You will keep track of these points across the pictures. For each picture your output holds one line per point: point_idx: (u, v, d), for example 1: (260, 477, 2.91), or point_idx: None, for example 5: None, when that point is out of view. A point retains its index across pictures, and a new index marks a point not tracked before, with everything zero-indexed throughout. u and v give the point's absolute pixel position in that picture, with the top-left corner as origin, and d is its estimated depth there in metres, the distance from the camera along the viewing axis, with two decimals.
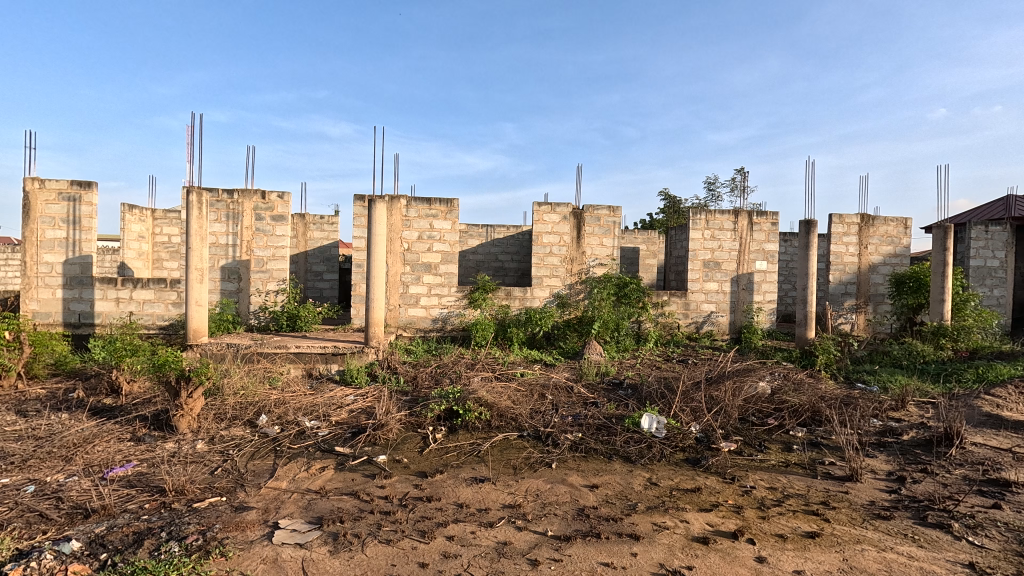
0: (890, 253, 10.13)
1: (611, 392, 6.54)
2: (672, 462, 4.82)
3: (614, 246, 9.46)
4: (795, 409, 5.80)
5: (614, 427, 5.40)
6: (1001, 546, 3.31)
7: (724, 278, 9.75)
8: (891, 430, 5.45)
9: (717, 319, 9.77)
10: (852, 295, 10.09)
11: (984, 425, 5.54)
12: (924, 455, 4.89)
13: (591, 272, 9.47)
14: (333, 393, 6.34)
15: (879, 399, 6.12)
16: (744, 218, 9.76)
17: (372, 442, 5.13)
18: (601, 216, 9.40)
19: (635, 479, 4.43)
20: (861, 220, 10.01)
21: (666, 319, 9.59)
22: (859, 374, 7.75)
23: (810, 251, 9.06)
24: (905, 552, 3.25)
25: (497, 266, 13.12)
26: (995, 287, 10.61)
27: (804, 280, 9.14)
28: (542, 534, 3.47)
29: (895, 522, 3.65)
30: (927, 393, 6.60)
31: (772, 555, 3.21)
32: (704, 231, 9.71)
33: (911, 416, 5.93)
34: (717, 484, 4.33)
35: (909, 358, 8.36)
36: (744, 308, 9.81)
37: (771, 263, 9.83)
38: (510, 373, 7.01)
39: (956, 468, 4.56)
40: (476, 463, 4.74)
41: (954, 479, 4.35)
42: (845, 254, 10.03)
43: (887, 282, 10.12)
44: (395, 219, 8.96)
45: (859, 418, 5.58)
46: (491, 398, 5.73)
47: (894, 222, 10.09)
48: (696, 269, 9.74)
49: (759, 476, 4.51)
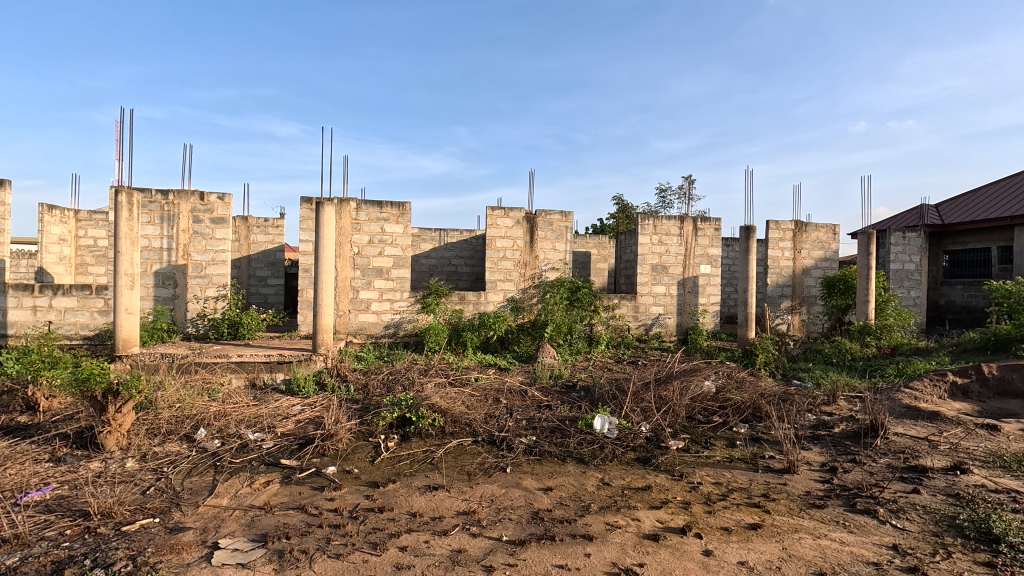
0: (821, 258, 10.82)
1: (564, 395, 6.64)
2: (624, 462, 4.93)
3: (567, 251, 9.62)
4: (737, 406, 6.08)
5: (568, 429, 5.48)
6: (919, 527, 3.58)
7: (671, 281, 10.11)
8: (824, 423, 5.82)
9: (664, 321, 10.11)
10: (788, 296, 10.67)
11: (904, 416, 6.02)
12: (853, 446, 5.24)
13: (544, 276, 9.58)
14: (279, 403, 6.07)
15: (813, 395, 6.50)
16: (690, 224, 10.16)
17: (320, 453, 4.96)
18: (553, 220, 9.54)
19: (588, 480, 4.50)
20: (795, 225, 10.65)
21: (617, 322, 9.84)
22: (796, 372, 8.22)
23: (749, 256, 9.54)
24: (837, 538, 3.46)
25: (450, 270, 13.04)
26: (912, 288, 11.54)
27: (745, 283, 9.59)
28: (497, 539, 3.45)
29: (828, 510, 3.88)
30: (855, 388, 7.08)
31: (719, 548, 3.33)
32: (652, 236, 10.03)
33: (841, 409, 6.34)
34: (667, 482, 4.47)
35: (838, 355, 8.96)
36: (690, 310, 10.19)
37: (714, 267, 10.27)
38: (464, 378, 6.97)
39: (881, 457, 4.91)
40: (429, 470, 4.67)
41: (879, 468, 4.68)
42: (781, 258, 10.61)
43: (818, 284, 10.78)
44: (345, 223, 8.73)
45: (795, 413, 5.90)
46: (445, 404, 5.66)
47: (824, 229, 10.79)
48: (645, 272, 10.04)
49: (706, 472, 4.68)
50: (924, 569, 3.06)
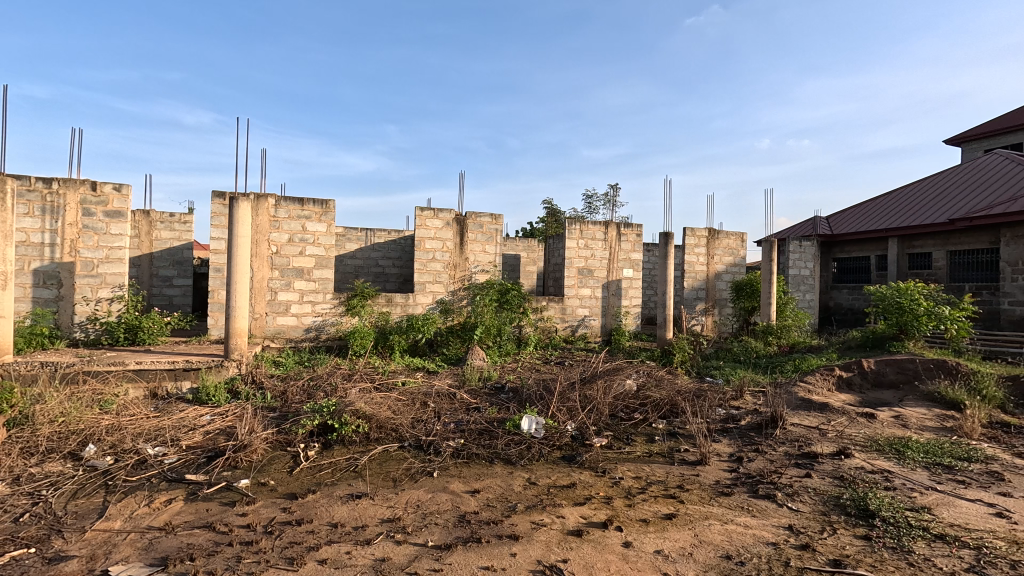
0: (731, 263, 11.68)
1: (493, 397, 6.67)
2: (550, 461, 5.03)
3: (496, 253, 9.68)
4: (656, 403, 6.41)
5: (496, 431, 5.51)
6: (811, 508, 3.96)
7: (596, 284, 10.48)
8: (732, 417, 6.29)
9: (590, 323, 10.45)
10: (702, 299, 11.41)
11: (800, 408, 6.64)
12: (757, 436, 5.70)
13: (473, 278, 9.57)
14: (184, 413, 5.60)
15: (723, 391, 7.00)
16: (614, 229, 10.59)
17: (232, 466, 4.63)
18: (483, 223, 9.57)
19: (515, 480, 4.54)
20: (708, 233, 11.42)
21: (545, 324, 10.04)
22: (708, 369, 8.80)
23: (668, 261, 10.10)
24: (742, 522, 3.74)
25: (377, 271, 12.68)
26: (807, 292, 12.75)
27: (663, 286, 10.14)
28: (422, 545, 3.39)
29: (734, 497, 4.19)
30: (759, 383, 7.71)
31: (637, 539, 3.49)
32: (578, 240, 10.35)
33: (746, 403, 6.88)
34: (590, 478, 4.61)
35: (745, 353, 9.70)
36: (614, 312, 10.60)
37: (636, 270, 10.77)
38: (390, 382, 6.79)
39: (780, 446, 5.39)
40: (353, 478, 4.50)
41: (778, 456, 5.12)
42: (696, 264, 11.33)
43: (728, 288, 11.63)
44: (262, 220, 8.24)
45: (707, 408, 6.33)
46: (370, 410, 5.49)
47: (734, 237, 11.66)
48: (572, 275, 10.33)
49: (627, 467, 4.89)
50: (814, 545, 3.38)
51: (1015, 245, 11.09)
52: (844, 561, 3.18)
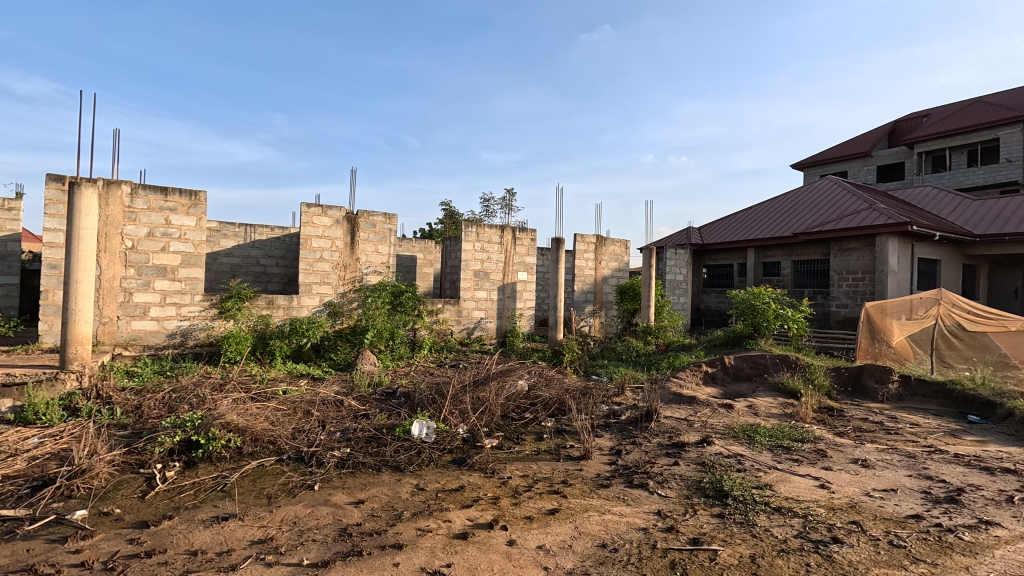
0: (617, 268, 12.50)
1: (383, 402, 6.47)
2: (440, 465, 4.99)
3: (390, 254, 9.44)
4: (545, 402, 6.65)
5: (385, 438, 5.34)
6: (676, 493, 4.36)
7: (492, 287, 10.62)
8: (614, 412, 6.72)
9: (485, 325, 10.56)
10: (591, 302, 12.08)
11: (672, 401, 7.29)
12: (634, 429, 6.16)
13: (365, 280, 9.22)
14: (2, 437, 4.70)
15: (607, 388, 7.46)
16: (509, 233, 10.81)
17: (65, 495, 3.98)
18: (376, 222, 9.27)
19: (403, 487, 4.44)
20: (596, 239, 12.12)
21: (440, 326, 9.96)
22: (594, 368, 9.33)
23: (559, 265, 10.54)
24: (618, 511, 4.00)
25: (257, 271, 11.69)
26: (681, 295, 14.04)
27: (554, 289, 10.57)
28: (297, 565, 3.18)
29: (612, 488, 4.47)
30: (639, 380, 8.33)
31: (521, 536, 3.58)
32: (474, 243, 10.41)
33: (627, 399, 7.40)
34: (479, 480, 4.66)
35: (627, 352, 10.44)
36: (508, 314, 10.82)
37: (530, 274, 11.10)
38: (269, 392, 6.28)
39: (654, 437, 5.87)
40: (220, 498, 4.10)
41: (652, 447, 5.57)
42: (586, 268, 11.96)
43: (614, 291, 12.44)
44: (114, 211, 7.22)
45: (592, 405, 6.70)
46: (244, 422, 5.04)
47: (619, 244, 12.50)
48: (468, 278, 10.37)
49: (515, 467, 5.01)
50: (677, 526, 3.72)
51: (841, 256, 13.16)
52: (702, 539, 3.54)
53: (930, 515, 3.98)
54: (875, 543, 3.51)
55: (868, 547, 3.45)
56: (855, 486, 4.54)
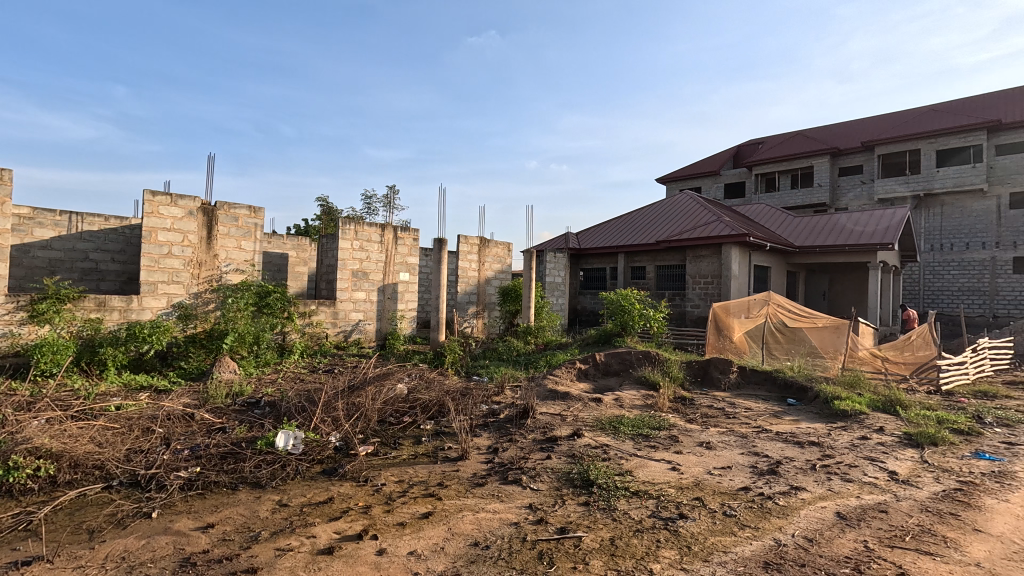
0: (499, 270, 12.76)
1: (244, 413, 5.89)
2: (307, 477, 4.67)
3: (255, 251, 8.71)
4: (425, 405, 6.54)
5: (244, 452, 4.86)
6: (547, 485, 4.55)
7: (371, 287, 10.21)
8: (493, 412, 6.84)
9: (363, 327, 10.12)
10: (474, 303, 12.18)
11: (548, 398, 7.63)
12: (512, 427, 6.32)
13: (224, 279, 8.36)
14: None
15: (487, 388, 7.57)
16: (390, 232, 10.50)
17: None
18: (239, 216, 8.48)
19: (263, 505, 4.07)
20: (479, 241, 12.26)
21: (314, 329, 9.33)
22: (476, 368, 9.41)
23: (442, 266, 10.49)
24: (491, 509, 4.07)
25: (86, 267, 9.97)
26: (560, 297, 14.76)
27: (437, 290, 10.50)
28: None
29: (487, 486, 4.54)
30: (518, 378, 8.58)
31: (392, 544, 3.48)
32: (353, 241, 9.94)
33: (506, 397, 7.58)
34: (351, 489, 4.44)
35: (508, 352, 10.70)
36: (389, 316, 10.49)
37: (412, 274, 10.89)
38: (98, 408, 5.39)
39: (530, 433, 6.08)
40: (22, 539, 3.41)
41: (527, 443, 5.76)
42: (469, 269, 12.03)
43: (496, 292, 12.69)
44: None
45: (472, 405, 6.73)
46: (61, 446, 4.26)
47: (502, 246, 12.79)
48: (345, 278, 9.87)
49: (390, 473, 4.86)
50: (546, 517, 3.89)
51: (695, 262, 14.81)
52: (568, 527, 3.73)
53: (755, 486, 4.63)
54: (712, 515, 3.99)
55: (707, 518, 3.92)
56: (699, 466, 5.12)
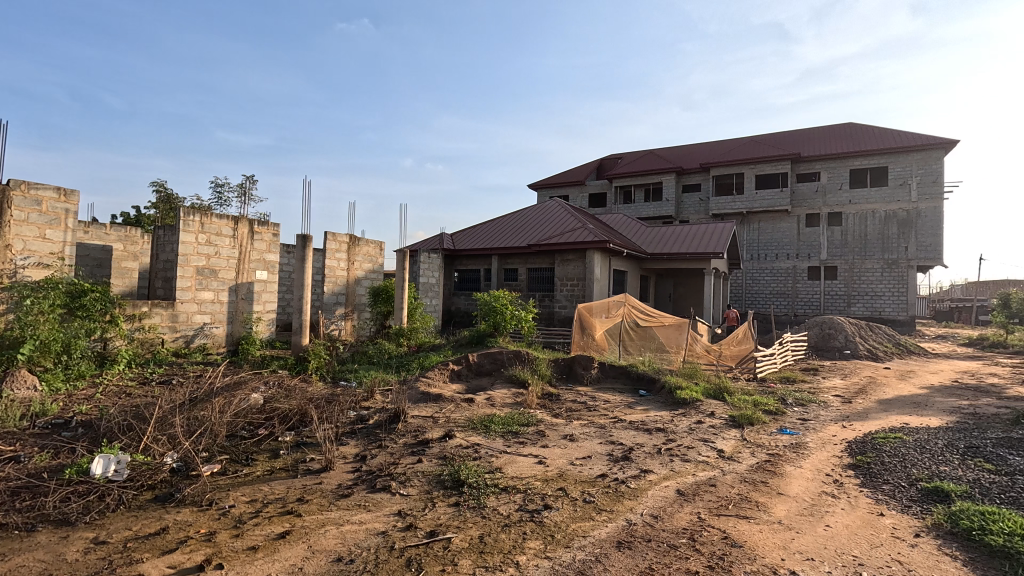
0: (370, 270, 12.28)
1: (48, 438, 4.88)
2: (135, 507, 4.01)
3: (66, 242, 7.27)
4: (284, 415, 6.02)
5: (46, 484, 4.01)
6: (417, 490, 4.47)
7: (220, 287, 9.14)
8: (361, 418, 6.55)
9: (211, 331, 9.00)
10: (342, 304, 11.55)
11: (420, 401, 7.51)
12: (381, 433, 6.11)
13: (20, 275, 6.84)
14: None
15: (355, 394, 7.21)
16: (245, 226, 9.51)
17: None
18: (43, 199, 7.05)
19: (71, 546, 3.40)
20: (348, 239, 11.67)
21: (146, 335, 8.04)
22: (343, 373, 8.91)
23: (306, 264, 9.77)
24: (357, 520, 3.87)
25: None
26: (434, 298, 14.63)
27: (300, 290, 9.75)
28: None
29: (353, 497, 4.32)
30: (389, 382, 8.31)
31: (241, 571, 3.14)
32: (198, 234, 8.81)
33: (376, 402, 7.30)
34: (191, 515, 3.91)
35: (379, 355, 10.31)
36: (242, 318, 9.47)
37: (270, 273, 9.98)
38: None
39: (400, 438, 5.92)
40: None
41: (397, 448, 5.60)
42: (337, 269, 11.38)
43: (367, 293, 12.18)
44: None
45: (338, 412, 6.35)
46: None
47: (373, 245, 12.33)
48: (188, 275, 8.69)
49: (241, 492, 4.38)
50: (416, 523, 3.82)
51: (562, 265, 15.69)
52: (437, 530, 3.70)
53: (612, 472, 5.05)
54: (574, 502, 4.26)
55: (569, 507, 4.17)
56: (563, 458, 5.43)
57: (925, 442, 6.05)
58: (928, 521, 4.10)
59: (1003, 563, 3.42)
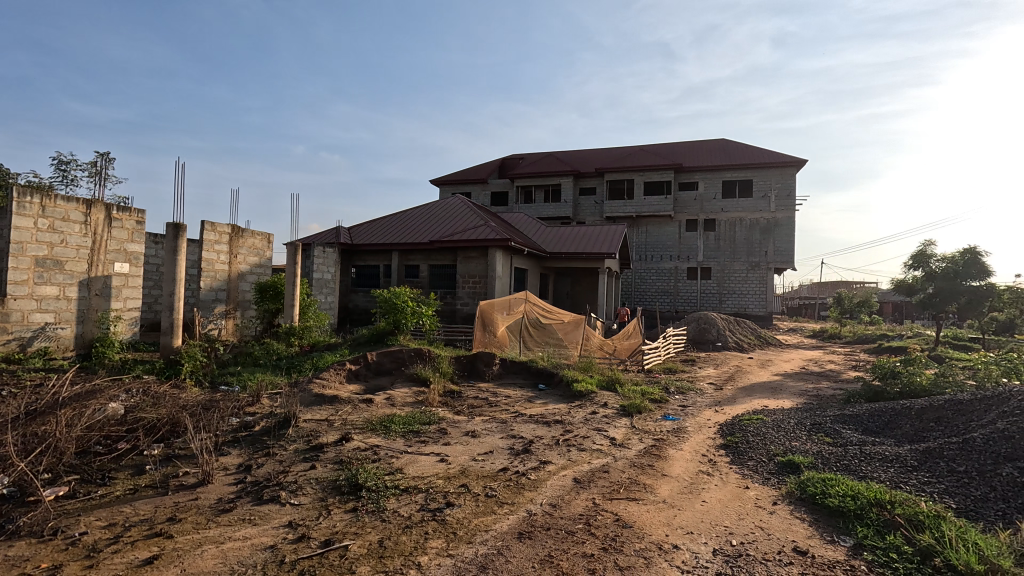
0: (256, 264, 11.36)
1: None
2: None
3: None
4: (151, 426, 5.34)
5: None
6: (310, 498, 4.21)
7: (67, 280, 7.86)
8: (245, 424, 6.02)
9: (54, 332, 7.69)
10: (222, 301, 10.52)
11: (313, 403, 7.08)
12: (269, 439, 5.66)
13: None
14: None
15: (238, 398, 6.60)
16: (100, 211, 8.28)
17: None
18: None
19: None
20: (230, 230, 10.67)
21: None
22: (224, 377, 8.12)
23: (178, 256, 8.72)
24: (240, 536, 3.55)
25: None
26: (329, 294, 13.86)
27: (171, 286, 8.69)
28: None
29: (236, 511, 3.95)
30: (277, 385, 7.73)
31: None
32: (37, 219, 7.50)
33: (262, 407, 6.75)
34: (27, 549, 3.32)
35: (266, 356, 9.53)
36: (97, 317, 8.21)
37: (133, 266, 8.80)
38: None
39: (291, 444, 5.52)
40: None
41: (288, 454, 5.23)
42: (216, 262, 10.33)
43: (252, 289, 11.22)
44: None
45: (217, 419, 5.74)
46: None
47: (259, 236, 11.42)
48: (23, 267, 7.36)
49: (95, 517, 3.81)
50: (309, 533, 3.59)
51: (464, 263, 15.68)
52: (333, 538, 3.52)
53: (512, 465, 5.15)
54: (476, 498, 4.28)
55: (470, 502, 4.18)
56: (465, 454, 5.44)
57: (781, 422, 6.95)
58: (783, 490, 4.71)
59: (838, 522, 4.03)
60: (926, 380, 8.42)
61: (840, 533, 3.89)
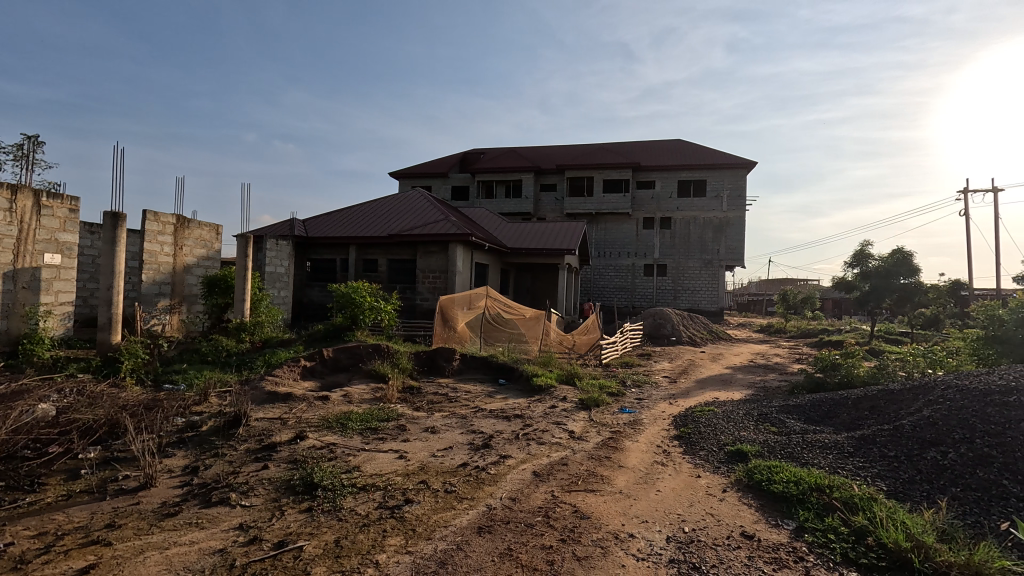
0: (203, 256, 10.84)
1: None
2: None
3: None
4: (88, 427, 5.02)
5: None
6: (263, 499, 4.07)
7: None
8: (192, 424, 5.75)
9: None
10: (166, 295, 9.99)
11: (265, 402, 6.84)
12: (217, 439, 5.43)
13: None
14: None
15: (184, 397, 6.29)
16: (28, 198, 7.68)
17: None
18: None
19: None
20: (174, 220, 10.12)
21: None
22: (169, 375, 7.72)
23: (117, 247, 8.20)
24: (187, 540, 3.39)
25: None
26: (282, 289, 13.41)
27: (109, 279, 8.15)
28: None
29: (181, 515, 3.77)
30: (227, 382, 7.42)
31: None
32: None
33: (210, 406, 6.46)
34: None
35: (215, 352, 9.11)
36: (24, 312, 7.60)
37: (65, 257, 8.22)
38: None
39: (241, 444, 5.31)
40: None
41: (238, 455, 5.04)
42: (159, 254, 9.79)
43: (199, 283, 10.71)
44: None
45: (161, 419, 5.46)
46: None
47: (207, 228, 10.89)
48: None
49: (24, 526, 3.55)
50: (261, 535, 3.47)
51: (424, 257, 15.46)
52: (287, 540, 3.41)
53: (472, 460, 5.15)
54: (436, 494, 4.26)
55: (430, 499, 4.15)
56: (424, 451, 5.39)
57: (731, 413, 7.24)
58: (732, 478, 4.92)
59: (783, 506, 4.25)
60: (863, 372, 8.98)
61: (784, 517, 4.10)
